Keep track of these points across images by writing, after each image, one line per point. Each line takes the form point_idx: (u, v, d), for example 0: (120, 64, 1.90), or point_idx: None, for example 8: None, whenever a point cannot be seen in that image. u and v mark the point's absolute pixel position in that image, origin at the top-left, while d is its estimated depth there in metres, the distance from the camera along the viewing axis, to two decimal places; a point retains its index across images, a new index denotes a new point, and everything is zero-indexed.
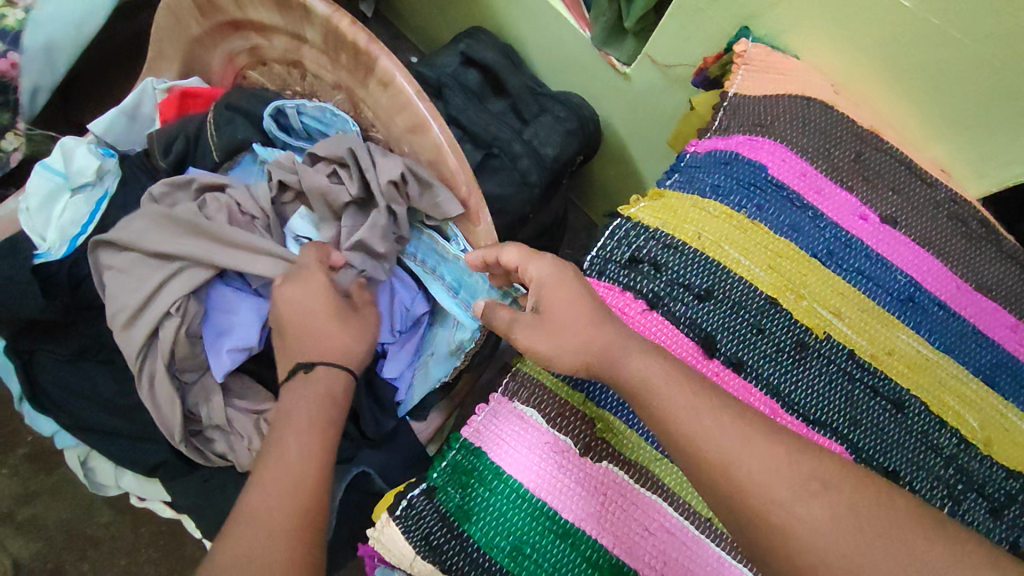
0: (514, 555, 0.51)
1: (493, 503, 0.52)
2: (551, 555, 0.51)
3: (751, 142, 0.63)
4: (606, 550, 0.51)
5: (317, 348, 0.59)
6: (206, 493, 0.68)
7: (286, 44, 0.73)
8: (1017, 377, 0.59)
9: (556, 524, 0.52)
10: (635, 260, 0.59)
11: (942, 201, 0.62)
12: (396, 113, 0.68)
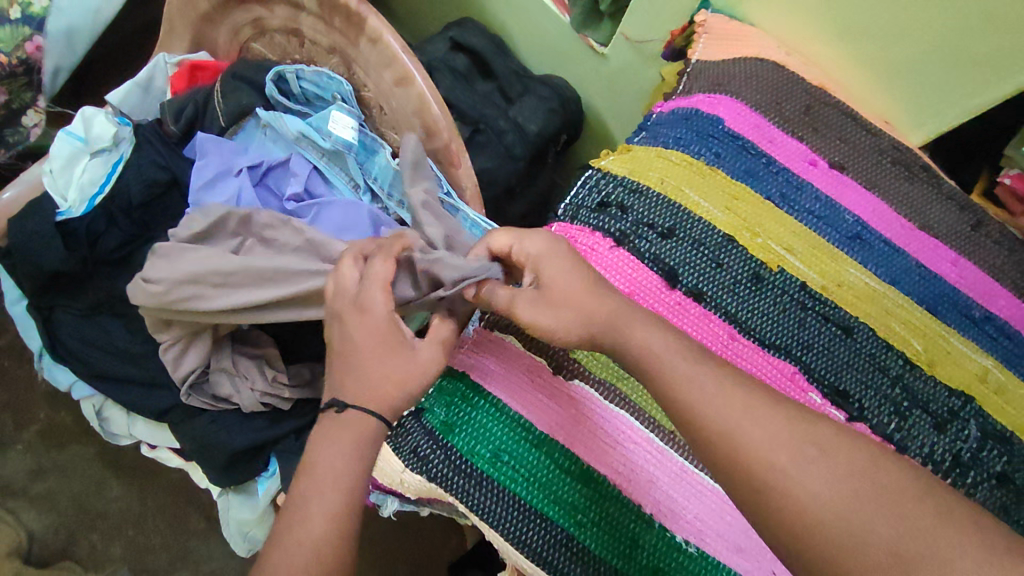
0: (494, 461, 0.57)
1: (474, 417, 0.58)
2: (528, 461, 0.57)
3: (709, 99, 0.68)
4: (578, 458, 0.58)
5: (369, 385, 0.51)
6: (211, 433, 0.73)
7: (286, 13, 0.81)
8: (957, 306, 0.64)
9: (532, 434, 0.58)
10: (604, 204, 0.64)
11: (886, 149, 0.67)
12: (385, 69, 0.74)
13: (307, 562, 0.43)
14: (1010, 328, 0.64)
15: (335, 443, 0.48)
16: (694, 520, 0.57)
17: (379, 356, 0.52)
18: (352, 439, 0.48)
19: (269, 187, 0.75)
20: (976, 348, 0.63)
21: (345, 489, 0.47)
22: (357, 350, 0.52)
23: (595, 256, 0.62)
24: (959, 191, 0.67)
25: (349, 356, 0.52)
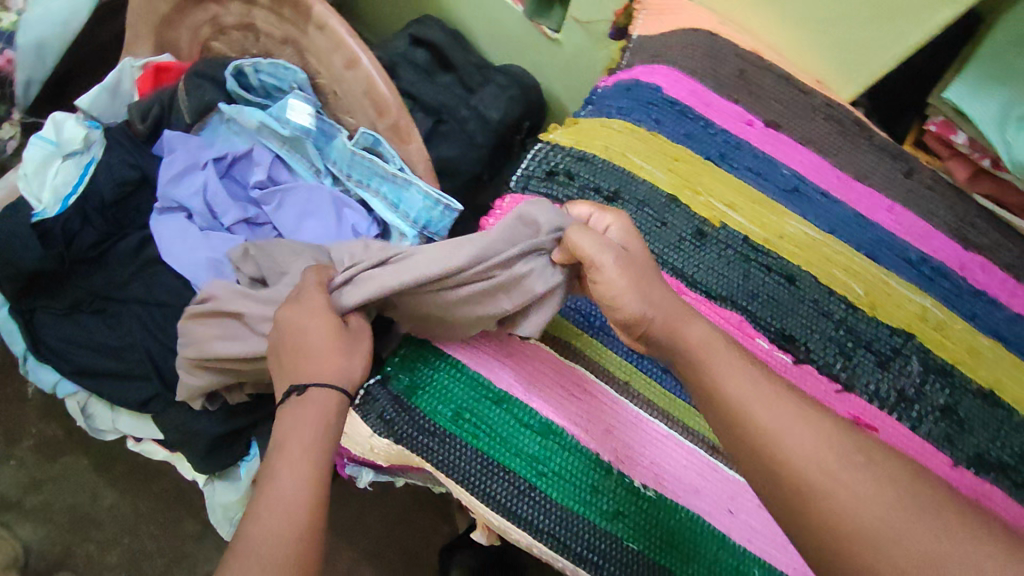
0: (456, 419, 0.59)
1: (434, 377, 0.61)
2: (489, 417, 0.59)
3: (647, 70, 0.72)
4: (536, 411, 0.60)
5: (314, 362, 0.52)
6: (192, 419, 0.74)
7: (240, 10, 0.83)
8: (893, 250, 0.67)
9: (491, 391, 0.60)
10: (552, 172, 0.67)
11: (819, 107, 0.71)
12: (333, 53, 0.75)
13: (277, 527, 0.43)
14: (945, 268, 0.67)
15: (300, 422, 0.49)
16: (649, 466, 0.60)
17: (327, 342, 0.52)
18: (318, 416, 0.49)
19: (235, 178, 0.79)
20: (913, 288, 0.66)
21: (316, 462, 0.47)
22: (310, 337, 0.53)
23: None
24: (892, 142, 0.71)
25: (294, 344, 0.53)
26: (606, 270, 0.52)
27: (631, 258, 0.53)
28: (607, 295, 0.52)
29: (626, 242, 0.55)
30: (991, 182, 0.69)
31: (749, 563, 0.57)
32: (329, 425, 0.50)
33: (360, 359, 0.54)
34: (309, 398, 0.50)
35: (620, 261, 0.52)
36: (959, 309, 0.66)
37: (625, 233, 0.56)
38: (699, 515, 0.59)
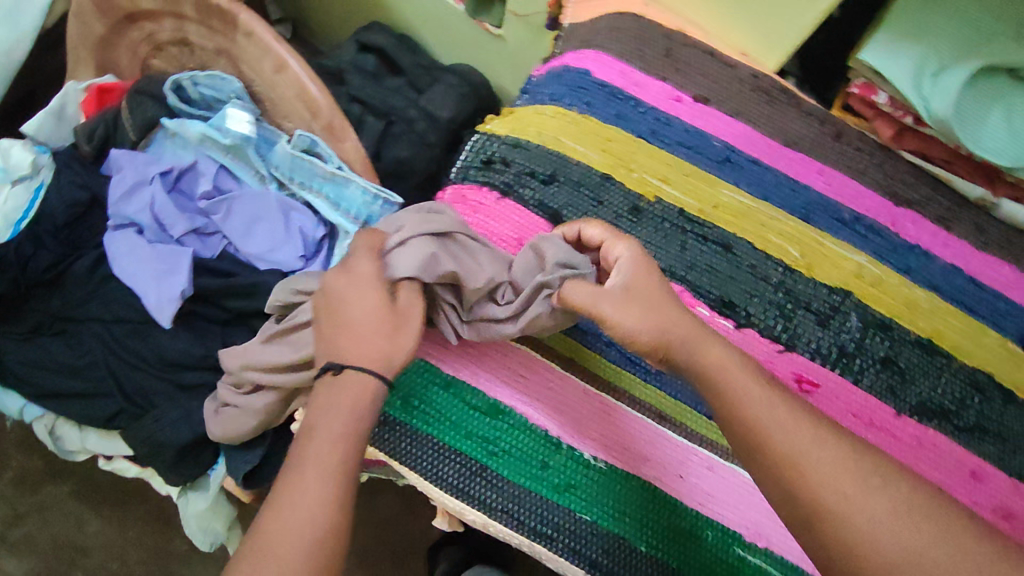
0: (405, 407, 0.59)
1: None
2: (436, 401, 0.59)
3: (576, 55, 0.74)
4: (483, 393, 0.60)
5: (352, 341, 0.50)
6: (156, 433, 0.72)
7: (173, 25, 0.85)
8: (827, 211, 0.69)
9: (438, 376, 0.60)
10: (489, 161, 0.68)
11: (746, 79, 0.72)
12: (264, 59, 0.77)
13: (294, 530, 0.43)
14: (878, 225, 0.69)
15: (335, 412, 0.48)
16: (600, 437, 0.60)
17: (371, 331, 0.50)
18: (348, 404, 0.48)
19: (182, 192, 0.79)
20: (848, 247, 0.68)
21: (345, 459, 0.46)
22: (353, 316, 0.51)
23: (483, 210, 0.66)
24: (819, 108, 0.73)
25: (343, 320, 0.51)
26: (611, 312, 0.51)
27: (639, 298, 0.52)
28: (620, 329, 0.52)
29: (631, 283, 0.53)
30: (915, 137, 0.71)
31: (702, 523, 0.59)
32: (359, 415, 0.48)
33: (406, 346, 0.51)
34: (346, 380, 0.49)
35: (627, 300, 0.52)
36: (894, 263, 0.68)
37: (632, 261, 0.55)
38: (650, 482, 0.59)
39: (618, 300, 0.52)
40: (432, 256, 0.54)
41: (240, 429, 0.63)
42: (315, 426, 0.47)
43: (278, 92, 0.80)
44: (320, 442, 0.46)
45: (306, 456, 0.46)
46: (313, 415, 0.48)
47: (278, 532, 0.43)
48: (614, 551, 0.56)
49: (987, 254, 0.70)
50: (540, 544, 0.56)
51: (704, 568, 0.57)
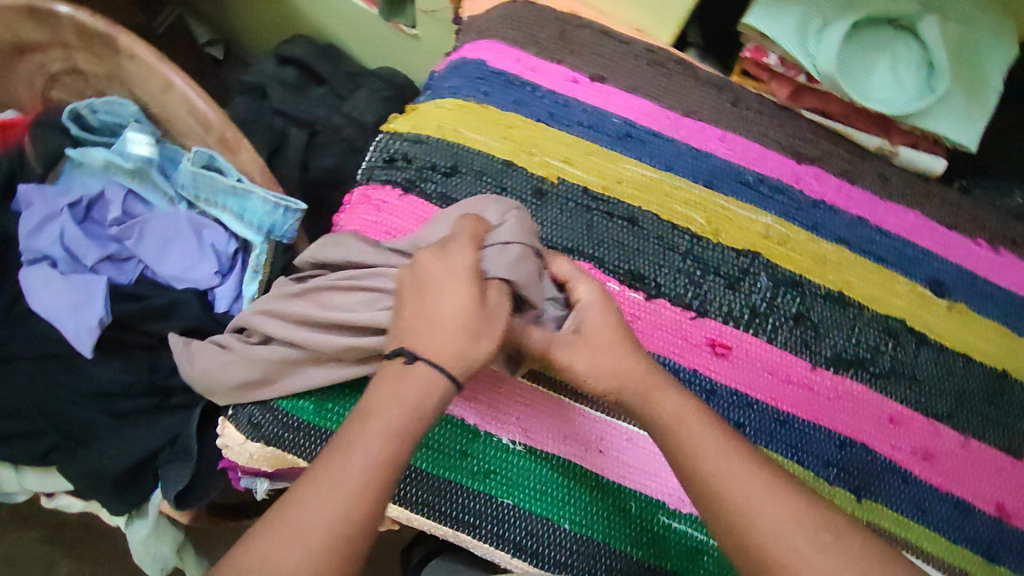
0: (319, 411, 0.59)
1: None
2: (348, 402, 0.59)
3: (473, 47, 0.74)
4: None
5: (432, 332, 0.49)
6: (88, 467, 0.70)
7: (59, 55, 0.81)
8: (731, 176, 0.70)
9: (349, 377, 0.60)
10: (391, 159, 0.68)
11: (640, 54, 0.73)
12: (149, 79, 0.77)
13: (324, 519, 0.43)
14: (782, 184, 0.70)
15: (393, 405, 0.47)
16: (517, 420, 0.60)
17: (458, 335, 0.49)
18: (409, 400, 0.47)
19: (95, 220, 0.79)
20: (753, 208, 0.69)
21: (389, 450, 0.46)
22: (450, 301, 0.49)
23: (386, 207, 0.66)
24: (716, 76, 0.74)
25: (430, 315, 0.49)
26: (562, 357, 0.53)
27: (591, 342, 0.54)
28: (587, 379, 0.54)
29: (586, 323, 0.55)
30: (812, 96, 0.72)
31: (624, 495, 0.59)
32: (415, 407, 0.47)
33: (485, 337, 0.49)
34: (411, 373, 0.48)
35: (582, 350, 0.53)
36: (800, 220, 0.69)
37: (592, 302, 0.56)
38: (570, 460, 0.59)
39: (571, 345, 0.54)
40: (525, 266, 0.52)
41: (226, 373, 0.60)
42: (360, 421, 0.47)
43: (171, 109, 0.78)
44: (369, 436, 0.46)
45: (353, 446, 0.46)
46: (374, 401, 0.48)
47: (308, 519, 0.43)
48: (538, 533, 0.57)
49: (891, 202, 0.71)
50: (463, 532, 0.57)
51: (628, 539, 0.58)
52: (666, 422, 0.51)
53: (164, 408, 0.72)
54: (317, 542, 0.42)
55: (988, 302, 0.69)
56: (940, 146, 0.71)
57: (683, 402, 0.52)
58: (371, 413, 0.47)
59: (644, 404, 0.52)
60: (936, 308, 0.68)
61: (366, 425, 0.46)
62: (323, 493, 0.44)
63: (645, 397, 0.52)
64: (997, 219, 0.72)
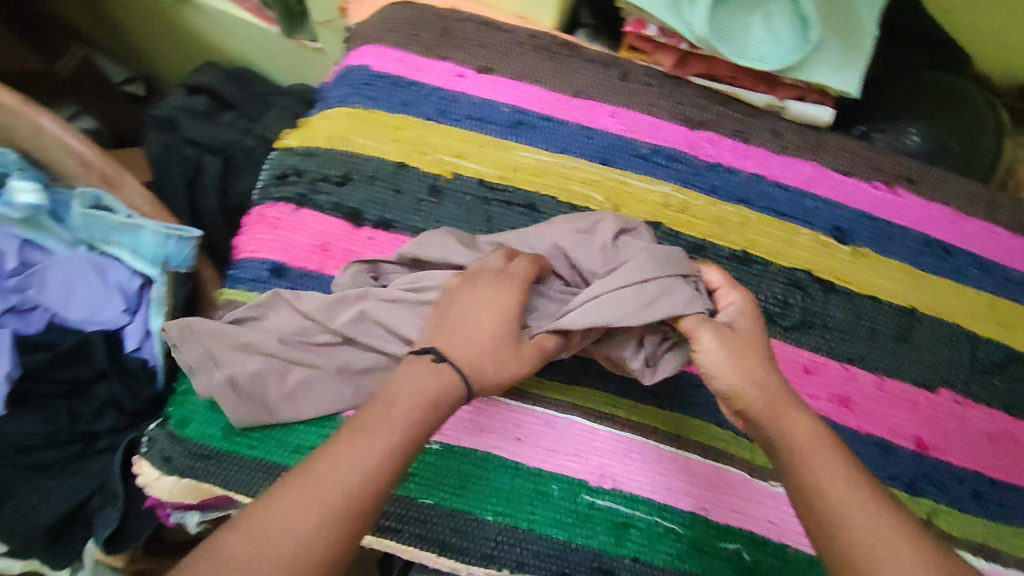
0: (228, 436, 0.58)
1: (198, 402, 0.60)
2: (257, 423, 0.59)
3: (356, 53, 0.73)
4: None
5: (471, 350, 0.48)
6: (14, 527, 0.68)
7: None
8: (626, 150, 0.70)
9: None
10: (283, 175, 0.68)
11: (524, 40, 0.73)
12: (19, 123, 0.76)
13: (330, 493, 0.40)
14: (677, 153, 0.70)
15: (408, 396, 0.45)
16: None
17: (488, 343, 0.49)
18: (427, 402, 0.46)
19: None
20: (650, 179, 0.69)
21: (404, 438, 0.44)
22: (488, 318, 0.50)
23: (282, 224, 0.65)
24: (602, 53, 0.74)
25: (463, 325, 0.49)
26: (706, 345, 0.50)
27: (741, 340, 0.51)
28: (727, 386, 0.49)
29: (738, 324, 0.52)
30: (698, 62, 0.72)
31: (546, 479, 0.60)
32: (432, 399, 0.46)
33: (502, 366, 0.49)
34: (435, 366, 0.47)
35: (729, 346, 0.50)
36: (699, 185, 0.70)
37: (741, 309, 0.53)
38: (489, 452, 0.60)
39: (725, 337, 0.50)
40: (666, 300, 0.51)
41: (309, 394, 0.57)
42: (375, 407, 0.45)
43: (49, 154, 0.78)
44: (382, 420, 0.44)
45: (368, 427, 0.43)
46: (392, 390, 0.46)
47: (314, 492, 0.40)
48: (462, 529, 0.58)
49: (787, 156, 0.72)
50: (387, 537, 0.57)
51: (553, 522, 0.59)
52: (794, 442, 0.46)
53: (88, 453, 0.71)
54: (321, 521, 0.39)
55: (891, 244, 0.70)
56: (827, 96, 0.71)
57: (812, 427, 0.47)
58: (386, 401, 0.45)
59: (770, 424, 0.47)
60: (840, 256, 0.69)
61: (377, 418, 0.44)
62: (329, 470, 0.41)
63: (772, 413, 0.47)
64: (892, 161, 0.73)
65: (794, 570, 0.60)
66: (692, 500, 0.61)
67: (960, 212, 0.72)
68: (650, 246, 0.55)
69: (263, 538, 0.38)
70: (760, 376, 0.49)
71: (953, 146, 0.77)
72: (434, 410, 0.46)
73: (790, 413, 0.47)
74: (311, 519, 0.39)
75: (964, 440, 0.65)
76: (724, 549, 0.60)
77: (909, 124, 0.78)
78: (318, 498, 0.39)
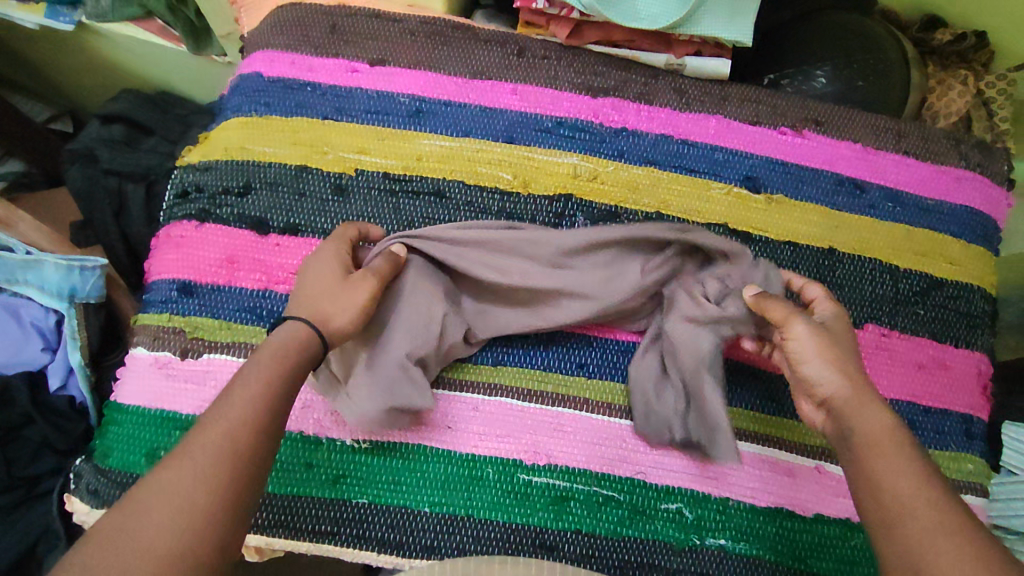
0: (153, 460, 0.59)
1: (120, 432, 0.60)
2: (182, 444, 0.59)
3: (248, 61, 0.72)
4: None
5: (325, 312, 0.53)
6: None
7: None
8: (531, 126, 0.69)
9: (178, 420, 0.60)
10: (184, 192, 0.66)
11: (416, 28, 0.72)
12: None
13: (195, 478, 0.41)
14: (580, 123, 0.70)
15: (255, 372, 0.48)
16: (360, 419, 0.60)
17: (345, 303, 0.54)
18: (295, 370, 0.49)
19: None
20: (557, 152, 0.69)
21: (261, 415, 0.46)
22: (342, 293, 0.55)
23: (186, 242, 0.64)
24: (497, 32, 0.73)
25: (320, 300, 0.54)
26: (798, 335, 0.51)
27: (832, 336, 0.52)
28: (820, 384, 0.50)
29: (830, 324, 0.54)
30: (593, 29, 0.70)
31: (480, 464, 0.60)
32: (287, 361, 0.49)
33: (349, 317, 0.54)
34: (287, 330, 0.51)
35: (821, 337, 0.51)
36: (605, 152, 0.69)
37: (835, 317, 0.55)
38: (418, 444, 0.60)
39: (818, 330, 0.52)
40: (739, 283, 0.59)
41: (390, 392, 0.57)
42: (228, 390, 0.47)
43: None
44: (234, 403, 0.45)
45: (222, 411, 0.45)
46: (242, 372, 0.48)
47: (179, 480, 0.41)
48: (400, 524, 0.58)
49: (691, 113, 0.71)
50: (324, 542, 0.58)
51: (492, 505, 0.59)
52: (871, 440, 0.46)
53: (32, 497, 0.72)
54: (193, 508, 0.40)
55: (805, 187, 0.70)
56: (724, 48, 0.71)
57: (886, 438, 0.46)
58: (235, 383, 0.47)
59: (850, 416, 0.48)
60: (755, 205, 0.69)
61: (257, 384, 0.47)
62: (189, 459, 0.42)
63: (855, 408, 0.48)
64: (798, 105, 0.73)
65: (736, 520, 0.60)
66: (629, 465, 0.61)
67: (869, 147, 0.72)
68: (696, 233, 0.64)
69: (136, 522, 0.39)
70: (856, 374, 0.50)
71: (861, 84, 0.76)
72: (286, 383, 0.48)
73: (875, 409, 0.48)
74: (180, 505, 0.40)
75: (901, 376, 0.66)
76: (666, 510, 0.60)
77: (815, 67, 0.77)
78: (183, 486, 0.41)
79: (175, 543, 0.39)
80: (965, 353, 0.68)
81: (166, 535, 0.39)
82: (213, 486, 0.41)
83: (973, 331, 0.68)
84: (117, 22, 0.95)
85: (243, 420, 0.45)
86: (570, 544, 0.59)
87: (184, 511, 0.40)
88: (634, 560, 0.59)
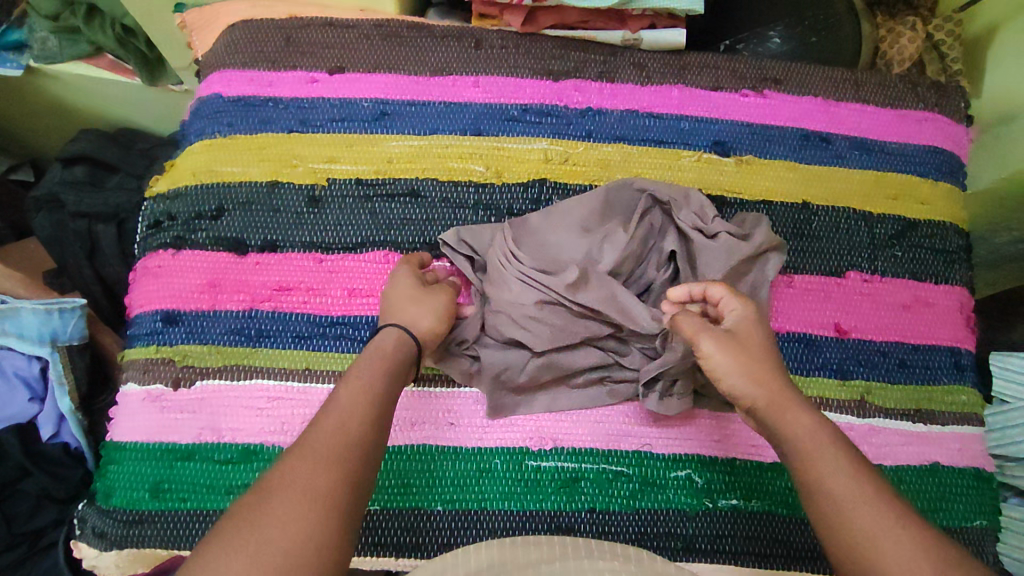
0: (157, 495, 0.58)
1: (121, 471, 0.59)
2: (184, 475, 0.59)
3: (207, 82, 0.71)
4: (224, 443, 0.59)
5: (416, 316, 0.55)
6: None
7: None
8: (497, 116, 0.69)
9: (177, 451, 0.59)
10: (157, 222, 0.66)
11: (370, 32, 0.71)
12: None
13: (318, 465, 0.42)
14: (546, 108, 0.70)
15: (356, 375, 0.48)
16: None
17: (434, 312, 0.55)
18: (394, 371, 0.50)
19: None
20: (525, 139, 0.69)
21: (369, 413, 0.46)
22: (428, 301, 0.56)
23: (164, 271, 0.64)
24: (451, 26, 0.72)
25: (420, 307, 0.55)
26: (706, 349, 0.50)
27: (745, 347, 0.50)
28: (711, 372, 0.50)
29: (743, 329, 0.51)
30: (547, 15, 0.70)
31: (487, 456, 0.60)
32: (390, 363, 0.50)
33: (434, 317, 0.55)
34: (379, 341, 0.52)
35: (734, 352, 0.49)
36: (574, 133, 0.70)
37: (745, 316, 0.52)
38: (422, 444, 0.60)
39: (727, 341, 0.50)
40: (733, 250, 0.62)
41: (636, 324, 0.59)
42: (338, 391, 0.47)
43: None
44: (335, 416, 0.45)
45: (335, 408, 0.46)
46: (348, 374, 0.49)
47: (305, 469, 0.41)
48: (414, 526, 0.58)
49: (653, 86, 0.72)
50: None
51: (503, 495, 0.59)
52: (797, 443, 0.46)
53: (37, 550, 0.72)
54: (326, 499, 0.41)
55: (771, 146, 0.71)
56: (677, 19, 0.71)
57: (817, 426, 0.47)
58: (340, 387, 0.48)
59: (775, 422, 0.48)
60: (725, 168, 0.70)
61: (372, 383, 0.48)
62: (314, 452, 0.43)
63: (775, 415, 0.48)
64: (757, 66, 0.73)
65: (746, 479, 0.61)
66: (634, 439, 0.61)
67: (829, 99, 0.73)
68: (674, 192, 0.65)
69: (264, 521, 0.39)
70: (767, 377, 0.49)
71: (814, 40, 0.77)
72: (392, 384, 0.49)
73: (795, 412, 0.47)
74: (310, 497, 0.40)
75: (884, 319, 0.67)
76: (676, 478, 0.60)
77: (769, 28, 0.78)
78: (306, 479, 0.41)
79: (298, 536, 0.39)
80: (946, 288, 0.69)
81: (290, 529, 0.39)
82: (341, 477, 0.42)
83: (950, 267, 0.70)
84: (66, 63, 0.93)
85: (353, 416, 0.45)
86: (585, 523, 0.59)
87: (314, 502, 0.40)
88: (650, 531, 0.59)
